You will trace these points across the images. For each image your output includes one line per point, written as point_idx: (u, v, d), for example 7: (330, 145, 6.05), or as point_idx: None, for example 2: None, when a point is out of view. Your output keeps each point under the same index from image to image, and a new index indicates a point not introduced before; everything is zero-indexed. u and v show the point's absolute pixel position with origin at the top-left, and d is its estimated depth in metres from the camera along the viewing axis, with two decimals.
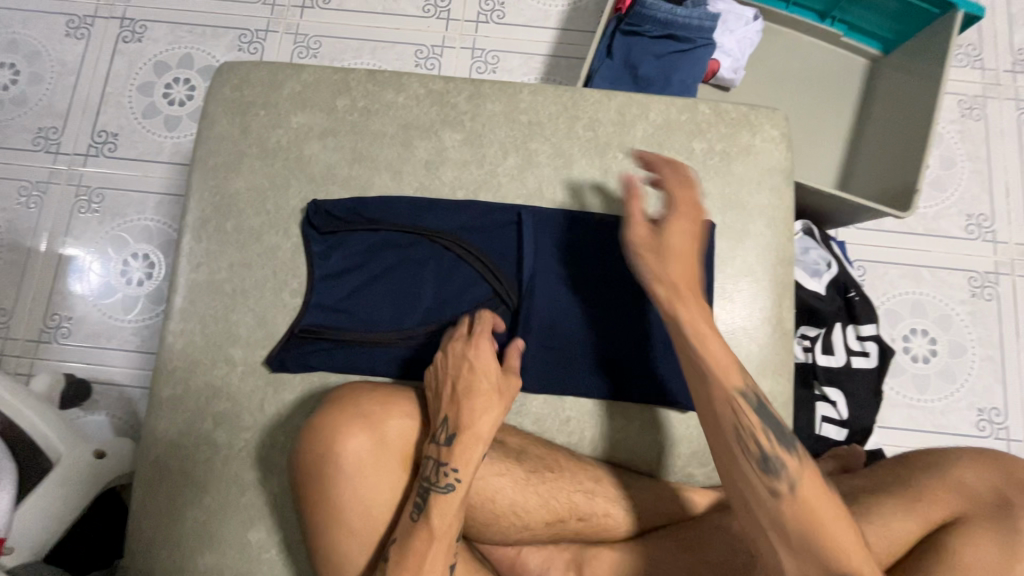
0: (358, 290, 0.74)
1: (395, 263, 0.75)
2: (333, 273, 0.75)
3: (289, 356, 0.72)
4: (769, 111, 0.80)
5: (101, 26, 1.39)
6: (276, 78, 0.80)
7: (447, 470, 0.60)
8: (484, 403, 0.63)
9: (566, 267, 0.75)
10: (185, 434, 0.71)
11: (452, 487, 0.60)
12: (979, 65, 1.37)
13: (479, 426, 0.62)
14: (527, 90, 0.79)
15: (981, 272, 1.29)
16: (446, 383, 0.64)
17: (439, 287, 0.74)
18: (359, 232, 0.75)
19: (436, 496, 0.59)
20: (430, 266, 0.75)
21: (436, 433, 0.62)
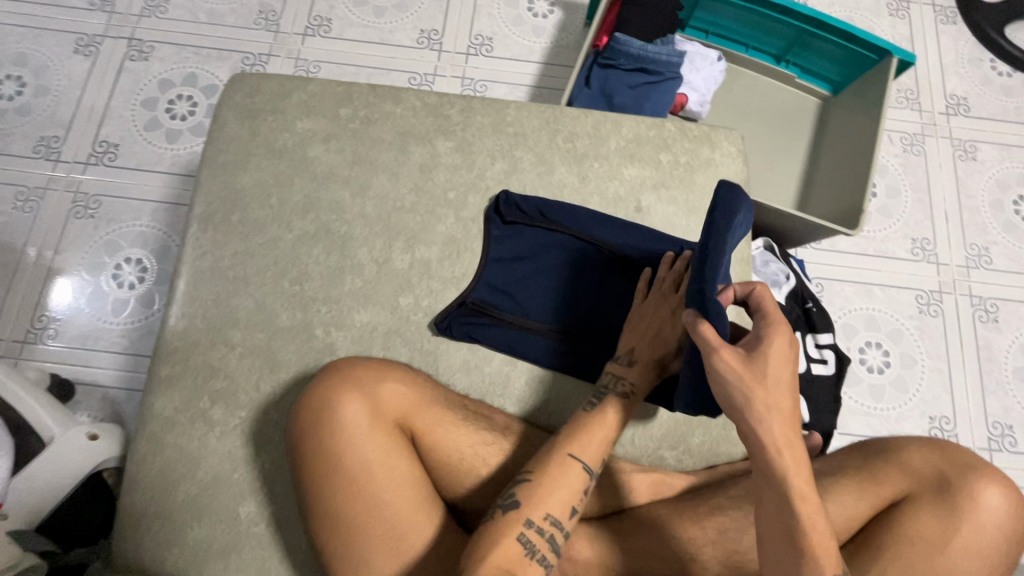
0: (524, 279, 0.81)
1: (558, 262, 0.81)
2: (505, 259, 0.82)
3: (456, 325, 0.78)
4: (727, 130, 0.91)
5: (109, 44, 1.47)
6: (285, 89, 0.88)
7: (624, 385, 0.72)
8: (664, 343, 0.74)
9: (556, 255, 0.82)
10: (181, 411, 0.74)
11: (625, 397, 0.71)
12: (917, 107, 1.54)
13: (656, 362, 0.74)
14: (513, 107, 0.88)
15: (926, 291, 1.40)
16: (637, 317, 0.76)
17: (588, 282, 0.81)
18: (536, 227, 0.82)
19: (616, 398, 0.71)
20: (590, 272, 0.81)
21: (620, 357, 0.74)
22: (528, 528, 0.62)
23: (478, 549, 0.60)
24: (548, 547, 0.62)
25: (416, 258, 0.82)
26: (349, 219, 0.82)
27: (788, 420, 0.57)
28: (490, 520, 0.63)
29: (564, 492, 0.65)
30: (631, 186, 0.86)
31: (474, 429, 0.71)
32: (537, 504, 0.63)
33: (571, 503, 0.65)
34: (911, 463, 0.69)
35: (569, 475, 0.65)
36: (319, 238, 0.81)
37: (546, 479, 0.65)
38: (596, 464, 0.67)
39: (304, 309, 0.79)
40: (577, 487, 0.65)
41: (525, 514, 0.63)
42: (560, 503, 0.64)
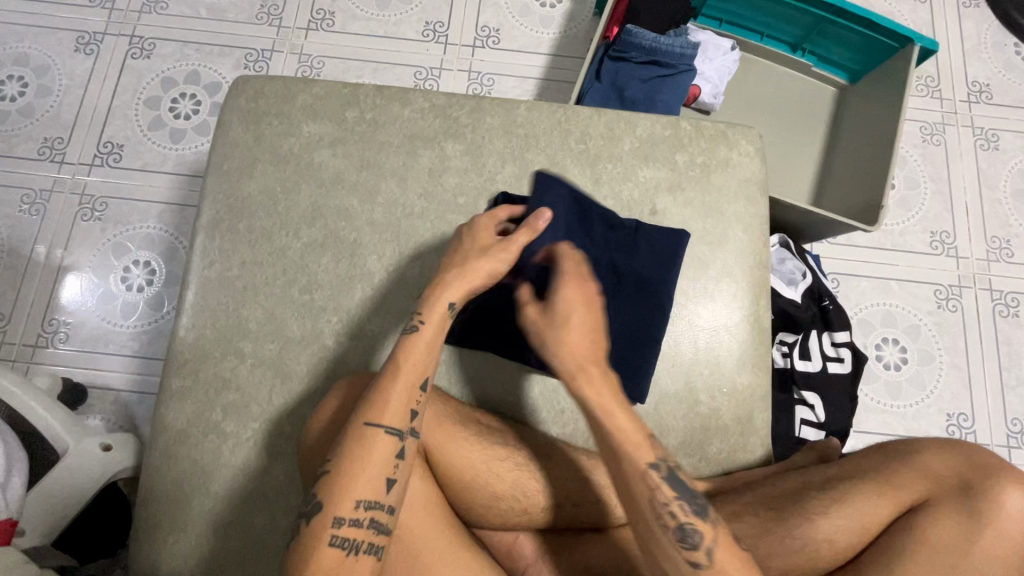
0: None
1: None
2: None
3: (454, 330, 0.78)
4: (745, 128, 0.88)
5: (110, 42, 1.45)
6: (290, 91, 0.86)
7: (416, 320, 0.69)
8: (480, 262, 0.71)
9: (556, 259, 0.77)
10: (194, 424, 0.74)
11: (417, 330, 0.68)
12: (937, 95, 1.49)
13: (462, 282, 0.70)
14: (523, 107, 0.86)
15: (946, 286, 1.37)
16: (455, 245, 0.73)
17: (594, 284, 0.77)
18: None
19: (405, 340, 0.68)
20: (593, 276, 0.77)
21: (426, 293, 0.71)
22: (338, 526, 0.59)
23: (306, 550, 0.59)
24: (373, 530, 0.60)
25: (425, 265, 0.80)
26: (357, 226, 0.81)
27: (582, 346, 0.64)
28: (300, 531, 0.60)
29: (376, 469, 0.61)
30: (646, 189, 0.83)
31: (489, 445, 0.71)
32: (340, 498, 0.60)
33: (386, 477, 0.62)
34: (930, 466, 0.66)
35: (375, 451, 0.62)
36: (327, 246, 0.80)
37: (345, 464, 0.61)
38: (400, 424, 0.64)
39: (314, 319, 0.77)
40: (388, 460, 0.62)
41: (335, 512, 0.60)
42: (371, 484, 0.61)
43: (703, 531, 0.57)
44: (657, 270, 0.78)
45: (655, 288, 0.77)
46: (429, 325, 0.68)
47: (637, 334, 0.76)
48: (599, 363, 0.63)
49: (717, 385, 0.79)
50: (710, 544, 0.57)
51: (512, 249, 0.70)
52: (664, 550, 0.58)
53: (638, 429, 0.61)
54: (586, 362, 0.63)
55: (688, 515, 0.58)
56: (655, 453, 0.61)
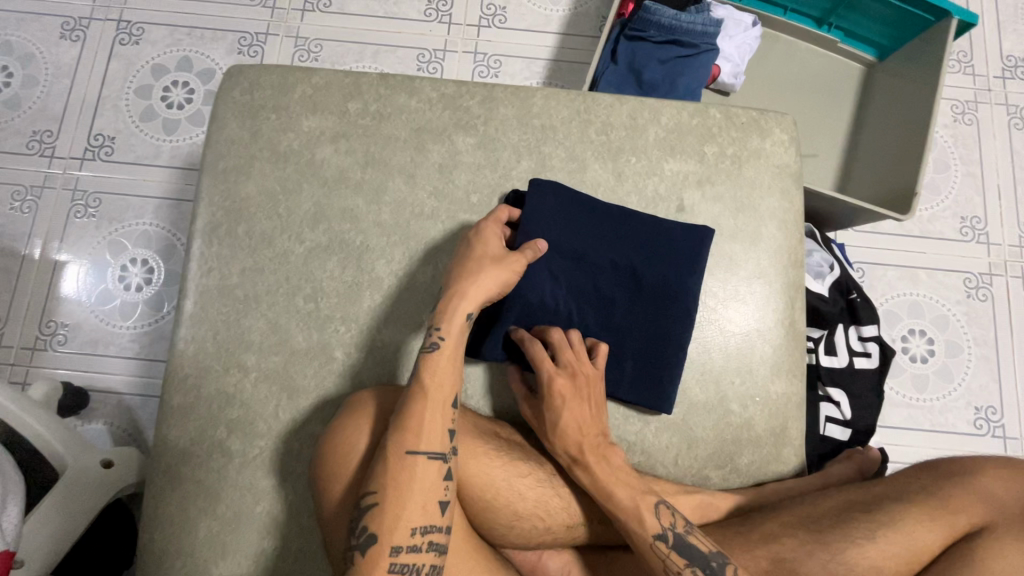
0: (551, 286, 0.71)
1: (569, 265, 0.72)
2: None
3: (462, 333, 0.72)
4: (778, 115, 0.81)
5: (96, 28, 1.37)
6: (287, 82, 0.80)
7: (433, 333, 0.66)
8: (489, 271, 0.67)
9: (567, 257, 0.72)
10: (197, 442, 0.70)
11: (436, 346, 0.65)
12: (971, 71, 1.41)
13: (473, 290, 0.67)
14: (539, 95, 0.80)
15: (976, 274, 1.31)
16: (462, 251, 0.69)
17: (614, 288, 0.72)
18: (545, 223, 0.72)
19: (425, 357, 0.64)
20: (607, 276, 0.72)
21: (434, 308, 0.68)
22: (396, 555, 0.57)
23: None
24: (433, 553, 0.58)
25: (438, 269, 0.75)
26: (364, 228, 0.75)
27: (574, 440, 0.66)
28: (352, 565, 0.56)
29: (426, 495, 0.58)
30: (672, 183, 0.77)
31: (509, 460, 0.66)
32: (392, 526, 0.57)
33: (437, 500, 0.59)
34: (989, 488, 0.64)
35: (420, 476, 0.59)
36: (333, 251, 0.75)
37: (393, 493, 0.58)
38: (440, 446, 0.60)
39: (321, 329, 0.73)
40: (436, 483, 0.59)
41: (390, 540, 0.57)
42: (422, 508, 0.58)
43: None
44: (676, 268, 0.73)
45: (676, 294, 0.72)
46: (450, 339, 0.65)
47: (662, 340, 0.72)
48: (595, 454, 0.65)
49: (750, 393, 0.74)
50: None
51: (527, 254, 0.69)
52: None
53: (644, 504, 0.63)
54: (583, 453, 0.65)
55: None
56: (660, 521, 0.62)
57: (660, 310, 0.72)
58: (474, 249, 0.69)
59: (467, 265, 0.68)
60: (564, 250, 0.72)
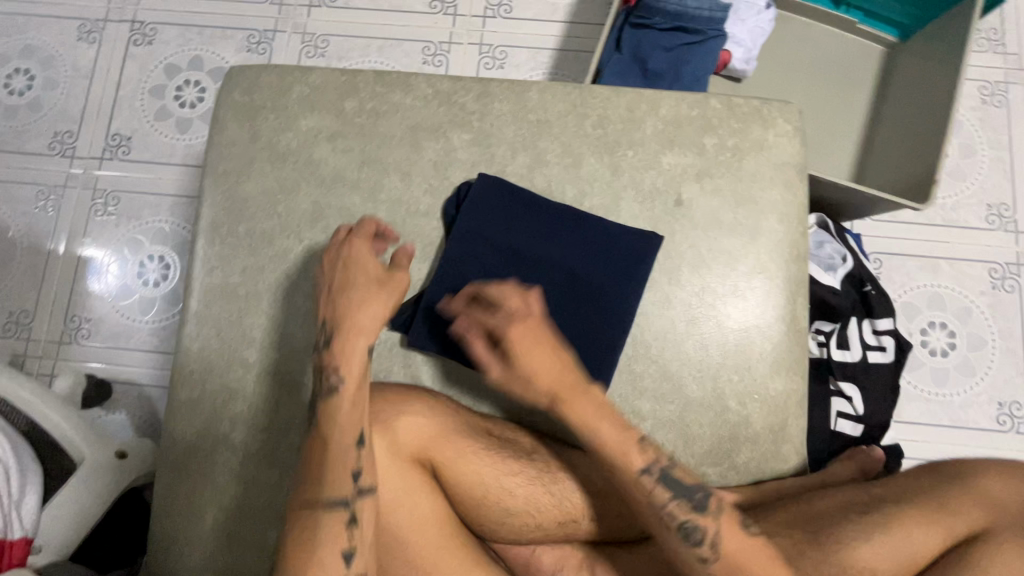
0: (489, 282, 0.73)
1: (512, 262, 0.74)
2: (458, 254, 0.74)
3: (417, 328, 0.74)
4: (782, 104, 0.79)
5: (112, 29, 1.41)
6: (284, 82, 0.81)
7: (326, 375, 0.64)
8: (361, 300, 0.66)
9: (511, 255, 0.74)
10: (203, 435, 0.73)
11: (331, 386, 0.63)
12: (1001, 49, 1.33)
13: (358, 321, 0.65)
14: (535, 89, 0.79)
15: (1002, 264, 1.26)
16: (330, 287, 0.67)
17: (553, 287, 0.73)
18: (490, 220, 0.74)
19: (322, 402, 0.63)
20: (550, 272, 0.73)
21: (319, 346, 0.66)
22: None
23: None
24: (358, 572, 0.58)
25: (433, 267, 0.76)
26: None
27: (553, 383, 0.61)
28: None
29: (353, 480, 0.61)
30: (670, 177, 0.76)
31: (499, 460, 0.66)
32: (317, 517, 0.59)
33: (346, 523, 0.59)
34: (990, 490, 0.63)
35: (323, 503, 0.60)
36: (331, 249, 0.76)
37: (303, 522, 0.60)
38: (341, 468, 0.61)
39: (319, 326, 0.74)
40: (342, 507, 0.60)
41: (315, 529, 0.59)
42: (332, 535, 0.59)
43: (704, 528, 0.57)
44: (619, 270, 0.73)
45: (616, 295, 0.73)
46: (344, 373, 0.63)
47: (597, 341, 0.72)
48: (576, 394, 0.61)
49: (748, 390, 0.73)
50: (715, 538, 0.56)
51: (403, 273, 0.69)
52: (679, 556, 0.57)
53: (627, 436, 0.61)
54: (562, 396, 0.61)
55: (688, 514, 0.58)
56: (644, 455, 0.60)
57: (596, 310, 0.72)
58: (349, 277, 0.67)
59: (344, 294, 0.66)
60: (507, 248, 0.74)
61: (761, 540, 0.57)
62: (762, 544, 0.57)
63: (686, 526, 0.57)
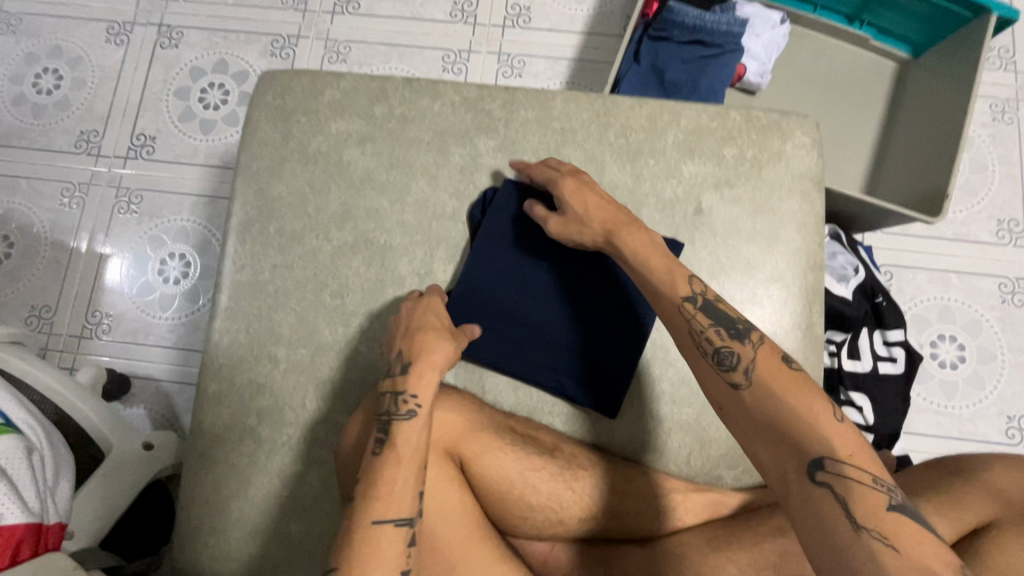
0: (515, 287, 0.75)
1: (538, 264, 0.76)
2: (486, 257, 0.75)
3: None
4: (800, 117, 0.81)
5: (140, 32, 1.44)
6: (316, 87, 0.83)
7: (404, 400, 0.64)
8: (435, 339, 0.69)
9: (536, 258, 0.76)
10: (231, 427, 0.74)
11: (411, 412, 0.64)
12: (1012, 67, 1.36)
13: (433, 357, 0.67)
14: (559, 98, 0.81)
15: (1012, 279, 1.27)
16: (407, 329, 0.70)
17: (577, 292, 0.75)
18: (517, 223, 0.77)
19: (399, 422, 0.63)
20: (573, 276, 0.76)
21: (392, 372, 0.67)
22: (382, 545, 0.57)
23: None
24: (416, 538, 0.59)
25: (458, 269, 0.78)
26: (388, 228, 0.78)
27: (604, 216, 0.71)
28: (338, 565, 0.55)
29: (412, 466, 0.61)
30: (691, 186, 0.78)
31: (523, 455, 0.68)
32: (382, 500, 0.58)
33: (416, 489, 0.60)
34: (1000, 485, 0.65)
35: (399, 468, 0.60)
36: (358, 249, 0.78)
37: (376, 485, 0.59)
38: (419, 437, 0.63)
39: (346, 324, 0.76)
40: (414, 473, 0.61)
41: (381, 512, 0.58)
42: (402, 499, 0.59)
43: (740, 354, 0.58)
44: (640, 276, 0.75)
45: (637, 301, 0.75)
46: (423, 402, 0.65)
47: (621, 345, 0.74)
48: (625, 223, 0.70)
49: None
50: (748, 364, 0.57)
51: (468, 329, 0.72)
52: (712, 382, 0.58)
53: (673, 266, 0.66)
54: (615, 228, 0.69)
55: (724, 340, 0.59)
56: (690, 287, 0.64)
57: (622, 313, 0.75)
58: (420, 315, 0.71)
59: (418, 329, 0.69)
60: (534, 251, 0.76)
61: (799, 372, 0.57)
62: (800, 375, 0.56)
63: (720, 352, 0.59)
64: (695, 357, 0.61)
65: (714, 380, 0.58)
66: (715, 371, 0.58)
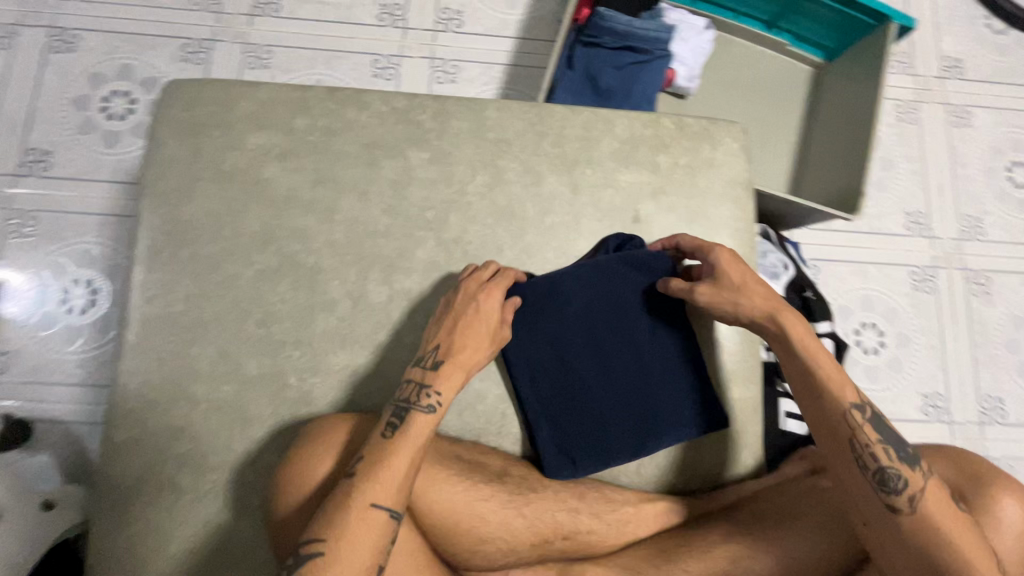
0: (569, 329, 0.73)
1: (617, 343, 0.73)
2: (569, 318, 0.73)
3: (383, 351, 0.72)
4: (728, 123, 0.83)
5: (26, 34, 1.29)
6: (229, 98, 0.77)
7: (428, 394, 0.65)
8: (477, 338, 0.69)
9: (612, 336, 0.73)
10: (146, 478, 0.67)
11: (432, 408, 0.64)
12: (912, 71, 1.47)
13: (466, 358, 0.68)
14: (493, 108, 0.79)
15: (921, 267, 1.37)
16: (450, 316, 0.69)
17: (619, 356, 0.73)
18: (623, 286, 0.73)
19: (414, 412, 0.64)
20: (641, 359, 0.73)
21: (425, 359, 0.68)
22: (367, 537, 0.56)
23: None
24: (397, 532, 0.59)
25: (395, 289, 0.73)
26: (316, 248, 0.73)
27: (764, 297, 0.69)
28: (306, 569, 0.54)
29: (417, 458, 0.61)
30: (628, 195, 0.78)
31: (471, 484, 0.66)
32: (381, 483, 0.58)
33: (405, 487, 0.60)
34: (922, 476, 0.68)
35: (391, 465, 0.60)
36: (284, 272, 0.72)
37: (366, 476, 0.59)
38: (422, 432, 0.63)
39: (273, 355, 0.71)
40: (405, 471, 0.60)
41: (375, 495, 0.58)
42: (390, 494, 0.59)
43: (909, 479, 0.61)
44: (684, 369, 0.74)
45: (678, 396, 0.73)
46: (445, 402, 0.65)
47: (648, 427, 0.72)
48: (792, 314, 0.68)
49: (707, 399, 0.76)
50: (916, 492, 0.60)
51: (505, 323, 0.71)
52: (868, 493, 0.62)
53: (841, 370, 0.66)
54: (776, 323, 0.68)
55: (892, 463, 0.62)
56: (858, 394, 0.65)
57: (669, 397, 0.73)
58: (479, 313, 0.69)
59: (468, 327, 0.68)
60: (630, 318, 0.73)
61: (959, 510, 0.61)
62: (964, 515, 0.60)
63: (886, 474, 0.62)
64: (850, 466, 0.64)
65: (872, 497, 0.62)
66: (872, 487, 0.62)
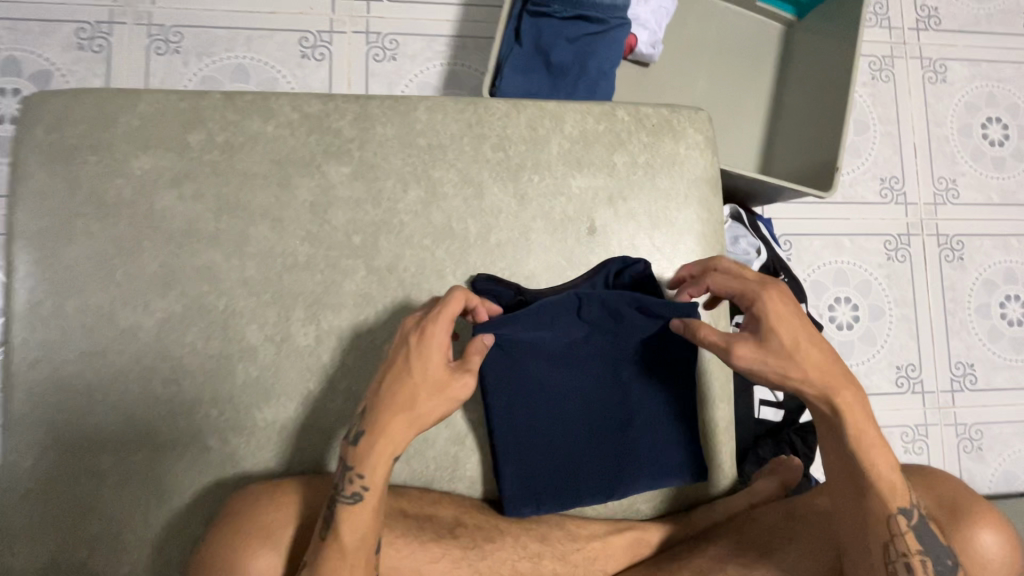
0: (542, 358, 0.66)
1: (606, 381, 0.68)
2: (558, 352, 0.67)
3: (316, 401, 0.64)
4: (691, 111, 0.74)
5: None
6: (105, 114, 0.64)
7: (353, 478, 0.56)
8: (410, 398, 0.56)
9: (600, 372, 0.68)
10: (53, 567, 0.59)
11: (359, 497, 0.55)
12: (886, 23, 1.37)
13: (395, 427, 0.56)
14: (423, 108, 0.69)
15: (895, 236, 1.33)
16: (386, 370, 0.58)
17: (597, 385, 0.68)
18: (627, 321, 0.66)
19: (341, 505, 0.56)
20: (633, 398, 0.69)
21: (350, 435, 0.58)
22: None
23: None
24: None
25: (323, 329, 0.65)
26: (227, 289, 0.64)
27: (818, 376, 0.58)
28: None
29: (363, 556, 0.56)
30: (582, 203, 0.69)
31: (420, 546, 0.63)
32: None
33: None
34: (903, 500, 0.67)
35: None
36: (192, 320, 0.63)
37: None
38: (358, 529, 0.55)
39: (189, 416, 0.62)
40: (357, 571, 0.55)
41: None
42: None
43: None
44: (670, 404, 0.71)
45: (660, 435, 0.70)
46: (373, 490, 0.56)
47: (625, 467, 0.69)
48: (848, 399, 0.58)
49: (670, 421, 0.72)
50: None
51: (456, 369, 0.58)
52: None
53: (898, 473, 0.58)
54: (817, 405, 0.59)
55: (921, 567, 0.58)
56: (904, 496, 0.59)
57: (649, 430, 0.70)
58: (410, 369, 0.57)
59: (399, 388, 0.57)
60: (628, 352, 0.68)
61: None
62: None
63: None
64: (871, 563, 0.60)
65: None
66: None
